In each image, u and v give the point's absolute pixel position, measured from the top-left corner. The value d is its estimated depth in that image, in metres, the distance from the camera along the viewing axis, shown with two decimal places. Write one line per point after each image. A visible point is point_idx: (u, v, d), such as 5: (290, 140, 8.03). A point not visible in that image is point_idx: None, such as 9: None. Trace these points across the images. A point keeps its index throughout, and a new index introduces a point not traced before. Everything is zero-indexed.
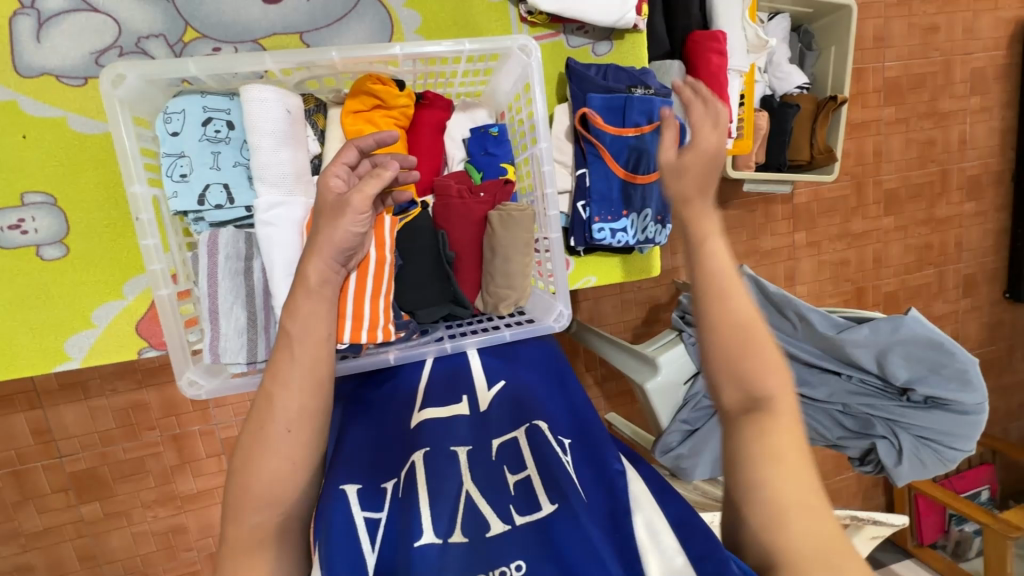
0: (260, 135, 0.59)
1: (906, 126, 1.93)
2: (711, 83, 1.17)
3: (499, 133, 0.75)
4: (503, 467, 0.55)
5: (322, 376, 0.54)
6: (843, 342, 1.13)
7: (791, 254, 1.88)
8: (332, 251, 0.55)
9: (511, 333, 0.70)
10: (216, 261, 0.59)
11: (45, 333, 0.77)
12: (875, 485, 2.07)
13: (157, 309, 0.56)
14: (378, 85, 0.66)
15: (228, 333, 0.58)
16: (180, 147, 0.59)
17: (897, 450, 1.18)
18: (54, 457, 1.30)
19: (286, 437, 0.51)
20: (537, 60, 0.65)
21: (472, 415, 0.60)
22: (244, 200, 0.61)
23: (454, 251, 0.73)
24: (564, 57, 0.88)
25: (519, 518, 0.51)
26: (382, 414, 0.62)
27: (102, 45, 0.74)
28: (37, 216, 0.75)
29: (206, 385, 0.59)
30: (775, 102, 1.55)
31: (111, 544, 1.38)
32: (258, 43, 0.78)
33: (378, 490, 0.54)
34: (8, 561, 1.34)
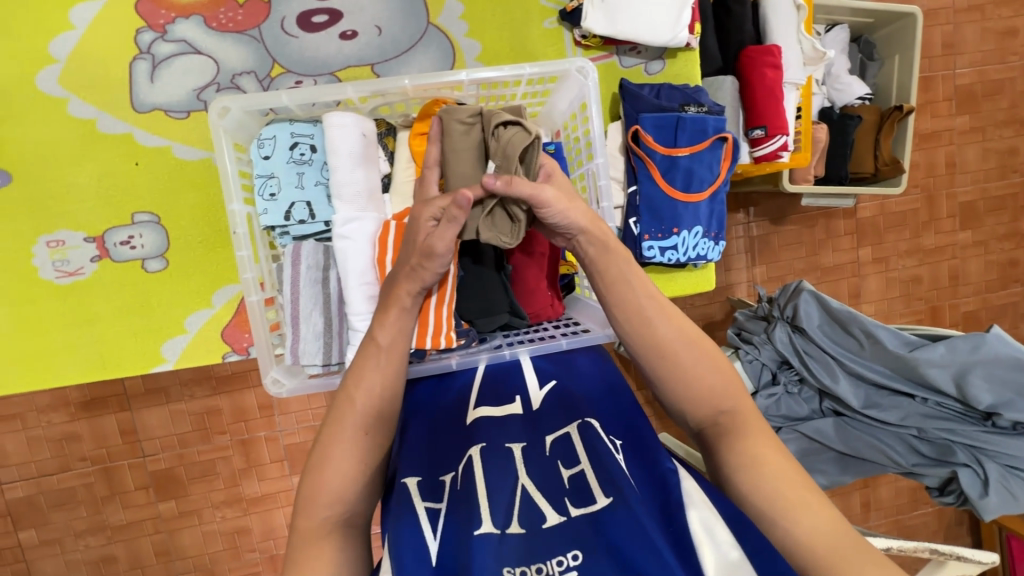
0: (338, 157, 0.65)
1: (983, 134, 1.81)
2: (766, 97, 1.17)
3: (556, 151, 0.77)
4: (558, 462, 0.56)
5: (395, 388, 0.60)
6: (916, 360, 1.08)
7: (855, 271, 1.80)
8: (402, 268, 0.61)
9: (567, 341, 0.73)
10: (299, 271, 0.65)
11: (146, 338, 0.86)
12: (959, 522, 1.91)
13: (248, 313, 0.62)
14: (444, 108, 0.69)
15: (307, 337, 0.64)
16: (269, 169, 0.65)
17: (982, 480, 1.07)
18: (139, 456, 1.43)
19: (360, 439, 0.57)
20: (594, 82, 0.69)
21: (525, 414, 0.62)
22: (324, 216, 0.67)
23: (511, 263, 0.78)
24: (617, 77, 0.91)
25: (574, 509, 0.52)
26: (439, 410, 0.66)
27: (203, 82, 0.84)
28: (144, 232, 0.84)
29: (287, 383, 0.63)
30: (834, 113, 1.51)
31: (183, 541, 1.48)
32: (335, 76, 0.86)
33: (436, 484, 0.58)
34: (95, 552, 1.46)
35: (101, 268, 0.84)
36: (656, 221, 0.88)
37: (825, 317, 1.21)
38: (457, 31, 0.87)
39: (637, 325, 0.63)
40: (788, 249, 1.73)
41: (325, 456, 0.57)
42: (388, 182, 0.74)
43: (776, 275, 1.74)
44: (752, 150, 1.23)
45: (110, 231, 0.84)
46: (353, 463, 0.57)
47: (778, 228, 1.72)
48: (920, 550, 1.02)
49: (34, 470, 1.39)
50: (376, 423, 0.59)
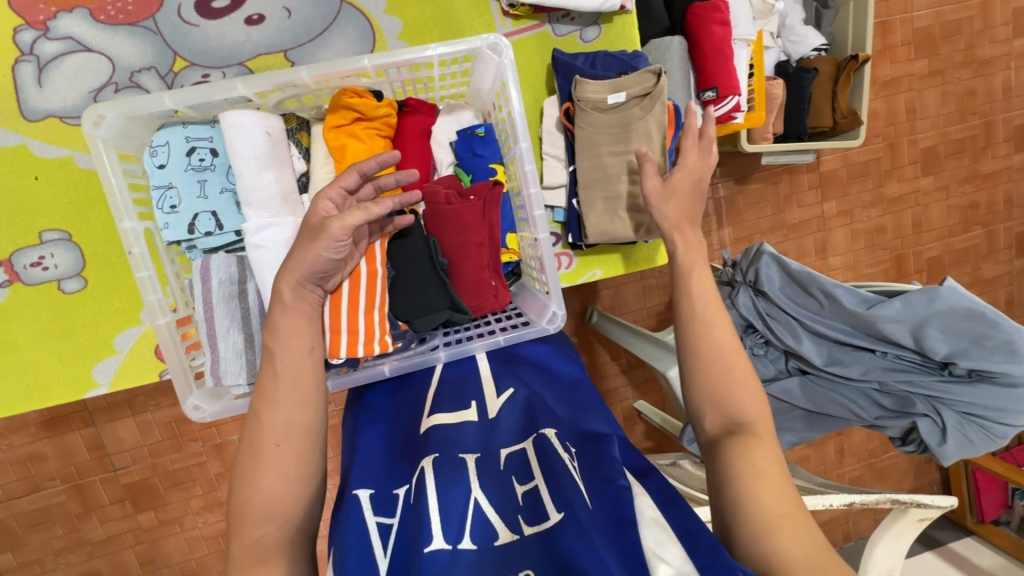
0: (241, 160, 0.60)
1: (942, 78, 1.79)
2: (715, 55, 1.13)
3: (486, 133, 0.74)
4: (512, 476, 0.56)
5: (308, 391, 0.58)
6: (873, 318, 1.08)
7: (821, 225, 1.80)
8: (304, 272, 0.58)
9: (505, 337, 0.72)
10: (210, 286, 0.60)
11: (74, 361, 0.81)
12: (929, 460, 1.98)
13: (157, 338, 0.57)
14: (355, 98, 0.65)
15: (227, 355, 0.59)
16: (166, 179, 0.59)
17: (940, 428, 1.10)
18: (110, 470, 1.39)
19: (276, 452, 0.55)
20: (510, 60, 0.62)
21: (482, 422, 0.61)
22: (233, 225, 0.62)
23: (447, 257, 0.73)
24: (551, 47, 0.85)
25: (528, 528, 0.51)
26: (393, 423, 0.65)
27: (98, 83, 0.77)
28: (57, 251, 0.78)
29: (209, 408, 0.59)
30: (790, 67, 1.47)
31: (167, 549, 1.47)
32: (245, 65, 0.80)
33: (389, 498, 0.56)
34: (78, 568, 1.43)
35: (14, 293, 0.79)
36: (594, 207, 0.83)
37: (786, 279, 1.21)
38: (374, 8, 0.81)
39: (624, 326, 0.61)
40: (754, 209, 1.72)
41: (251, 471, 0.55)
42: (304, 181, 0.69)
43: (743, 235, 1.73)
44: (705, 112, 1.18)
45: (17, 253, 0.78)
46: (276, 473, 0.55)
47: (742, 187, 1.70)
48: (882, 502, 1.05)
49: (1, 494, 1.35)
50: (290, 434, 0.56)
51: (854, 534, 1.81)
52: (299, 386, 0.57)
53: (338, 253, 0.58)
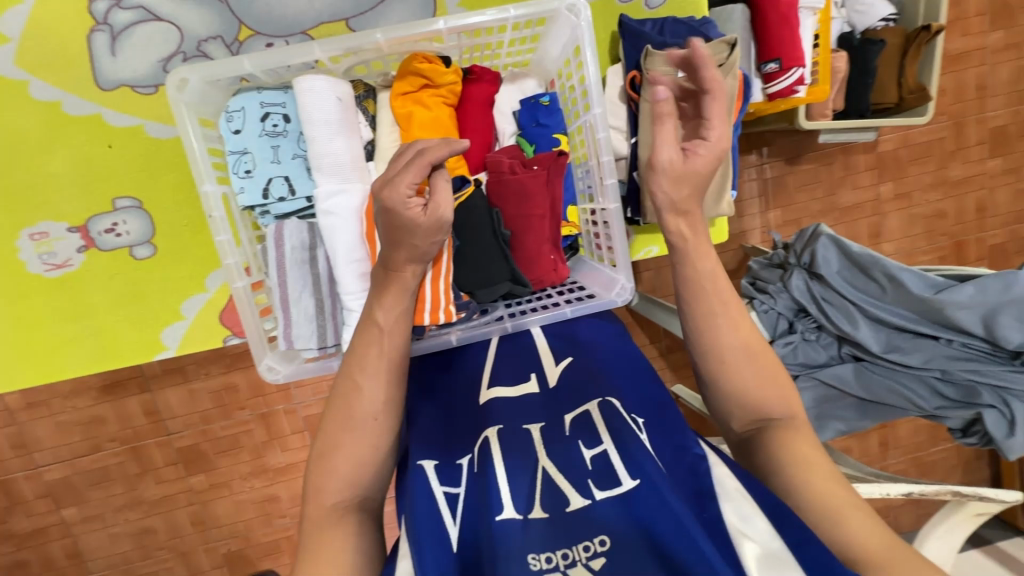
0: (314, 126, 0.60)
1: (1018, 51, 1.67)
2: (780, 25, 1.08)
3: (551, 102, 0.71)
4: (579, 442, 0.55)
5: (402, 364, 0.59)
6: (942, 303, 1.03)
7: (876, 209, 1.71)
8: None
9: (571, 309, 0.69)
10: (282, 252, 0.61)
11: (144, 326, 0.85)
12: (979, 456, 1.90)
13: (235, 301, 0.58)
14: (425, 64, 0.65)
15: (299, 319, 0.61)
16: (242, 144, 0.60)
17: (1008, 420, 1.05)
18: (165, 434, 1.46)
19: (372, 425, 0.56)
20: (587, 21, 0.60)
21: (542, 393, 0.61)
22: (305, 191, 0.62)
23: (510, 228, 0.72)
24: (615, 14, 0.82)
25: (598, 492, 0.50)
26: (452, 396, 0.63)
27: (167, 52, 0.78)
28: (128, 218, 0.81)
29: (283, 370, 0.61)
30: (855, 39, 1.39)
31: (217, 510, 1.54)
32: (307, 34, 0.80)
33: (454, 467, 0.56)
34: (135, 524, 1.52)
35: (89, 258, 0.81)
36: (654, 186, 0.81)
37: (844, 262, 1.16)
38: None
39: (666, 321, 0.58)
40: (804, 190, 1.65)
41: (335, 441, 0.56)
42: (371, 148, 0.69)
43: (792, 218, 1.66)
44: (765, 86, 1.14)
45: (93, 219, 0.80)
46: (356, 442, 0.56)
47: (794, 168, 1.63)
48: (942, 494, 1.01)
49: (66, 453, 1.43)
50: (387, 409, 0.57)
51: (895, 528, 1.76)
52: (395, 362, 0.58)
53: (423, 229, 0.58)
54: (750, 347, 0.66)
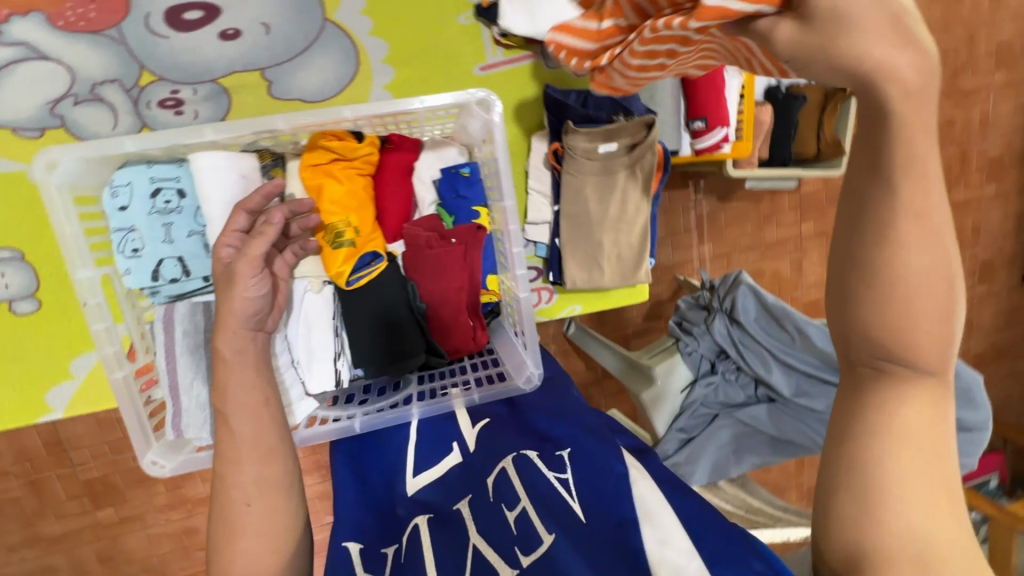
0: (213, 204, 0.57)
1: None
2: (708, 84, 1.13)
3: (471, 174, 0.72)
4: (501, 505, 0.53)
5: (274, 444, 0.53)
6: None
7: (798, 245, 1.82)
8: (236, 322, 0.55)
9: (479, 395, 0.69)
10: (173, 336, 0.57)
11: (26, 387, 0.77)
12: None
13: (114, 392, 0.54)
14: (334, 140, 0.64)
15: (190, 408, 0.56)
16: (128, 221, 0.56)
17: None
18: (68, 466, 1.35)
19: (245, 511, 0.50)
20: (499, 118, 0.58)
21: (463, 461, 0.60)
22: (201, 271, 0.59)
23: (426, 301, 0.72)
24: (542, 79, 0.83)
25: (524, 558, 0.46)
26: (370, 473, 0.63)
27: (56, 94, 0.71)
28: (8, 271, 0.74)
29: (169, 463, 0.56)
30: (780, 93, 1.48)
31: (128, 545, 1.44)
32: (217, 83, 0.75)
33: (379, 555, 0.52)
34: (33, 563, 1.39)
35: None
36: (571, 254, 0.84)
37: (761, 310, 1.23)
38: (359, 29, 0.77)
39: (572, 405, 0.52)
40: (734, 227, 1.73)
41: (218, 539, 0.49)
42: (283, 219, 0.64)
43: (723, 253, 1.74)
44: (693, 141, 1.19)
45: None
46: (248, 540, 0.49)
47: (725, 205, 1.71)
48: None
49: None
50: (261, 491, 0.50)
51: None
52: (262, 442, 0.52)
53: (259, 290, 0.56)
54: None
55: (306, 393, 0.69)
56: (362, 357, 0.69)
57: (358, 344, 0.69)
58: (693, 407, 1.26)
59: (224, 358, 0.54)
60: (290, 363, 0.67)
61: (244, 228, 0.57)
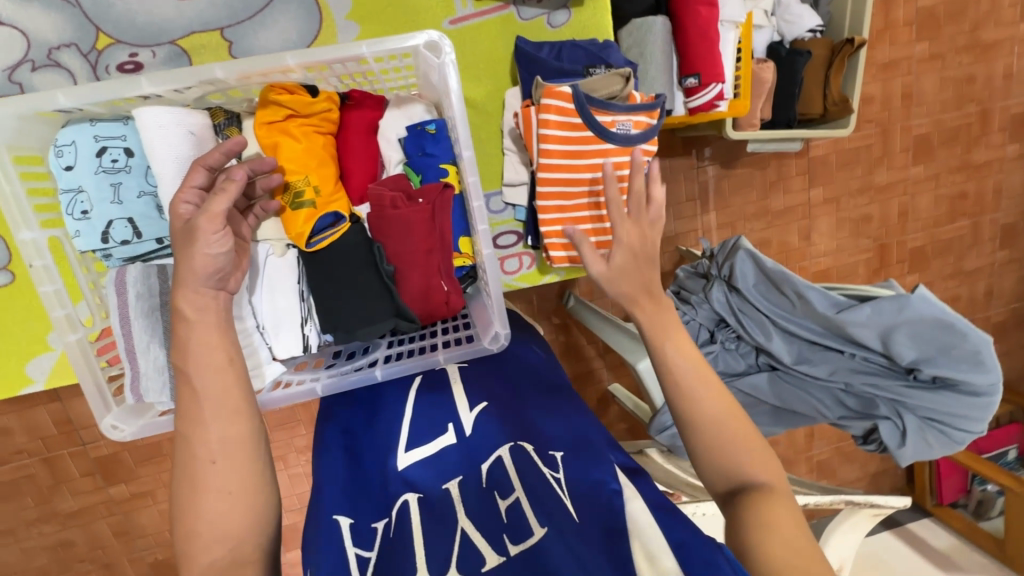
0: (162, 162, 0.55)
1: (942, 62, 1.73)
2: (701, 38, 1.07)
3: (437, 130, 0.69)
4: (495, 493, 0.58)
5: (239, 404, 0.54)
6: (842, 322, 1.06)
7: (806, 212, 1.76)
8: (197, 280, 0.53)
9: (446, 355, 0.67)
10: (125, 300, 0.55)
11: (7, 359, 0.78)
12: None
13: (67, 356, 0.53)
14: (284, 94, 0.61)
15: (148, 372, 0.56)
16: (75, 181, 0.54)
17: (900, 431, 1.11)
18: (78, 445, 1.38)
19: (212, 468, 0.51)
20: (450, 64, 0.55)
21: (459, 442, 0.65)
22: (154, 233, 0.58)
23: (394, 264, 0.69)
24: (514, 34, 0.79)
25: (512, 547, 0.51)
26: (364, 454, 0.69)
27: (13, 60, 0.70)
28: None
29: (129, 427, 0.56)
30: (783, 50, 1.41)
31: (141, 520, 1.47)
32: (176, 44, 0.73)
33: (370, 531, 0.58)
34: (51, 537, 1.44)
35: None
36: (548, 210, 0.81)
37: (760, 276, 1.19)
38: None
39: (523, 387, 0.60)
40: (738, 195, 1.67)
41: (184, 489, 0.51)
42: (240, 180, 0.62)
43: (726, 222, 1.69)
44: (686, 100, 1.13)
45: None
46: (215, 493, 0.51)
47: (727, 172, 1.65)
48: (837, 503, 1.07)
49: None
50: (227, 449, 0.52)
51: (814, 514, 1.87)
52: (227, 400, 0.53)
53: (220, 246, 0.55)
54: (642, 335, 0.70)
55: (272, 359, 0.67)
56: (330, 320, 0.68)
57: (325, 306, 0.68)
58: None
59: (186, 315, 0.54)
60: (255, 328, 0.65)
61: (204, 185, 0.56)
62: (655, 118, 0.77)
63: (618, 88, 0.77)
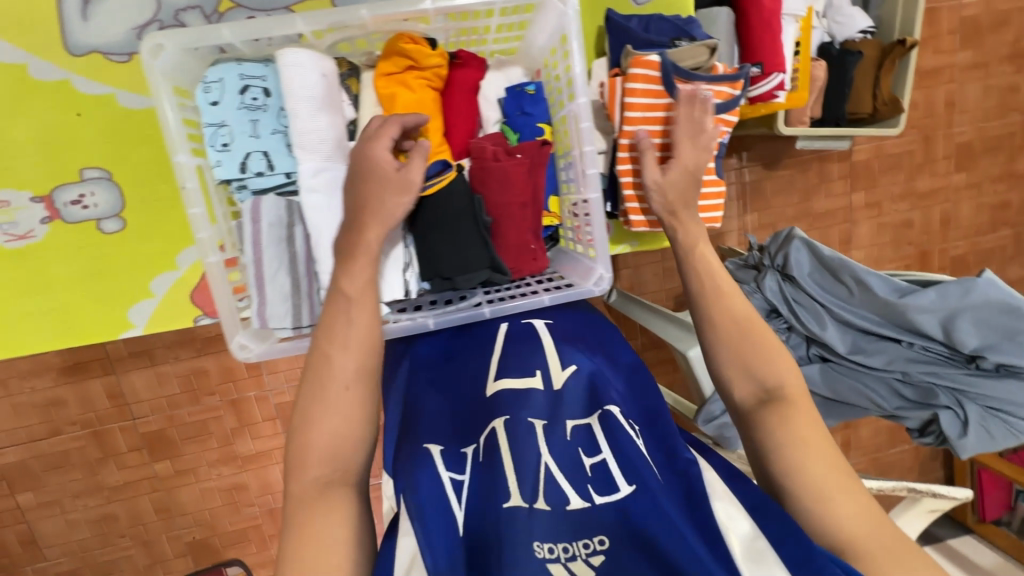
0: (296, 101, 0.60)
1: (985, 71, 1.74)
2: (763, 30, 1.10)
3: (536, 91, 0.72)
4: (581, 448, 0.57)
5: (376, 338, 0.59)
6: (906, 307, 1.04)
7: (848, 216, 1.76)
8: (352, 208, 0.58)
9: (550, 298, 0.72)
10: (259, 228, 0.61)
11: (110, 303, 0.82)
12: (933, 458, 1.95)
13: (207, 275, 0.58)
14: (410, 45, 0.65)
15: (274, 297, 0.61)
16: (220, 116, 0.60)
17: (962, 421, 1.05)
18: (128, 419, 1.32)
19: (344, 395, 0.56)
20: (573, 11, 0.62)
21: (546, 391, 0.62)
22: (284, 166, 0.62)
23: (491, 215, 0.72)
24: (600, 10, 0.83)
25: (598, 497, 0.53)
26: (453, 386, 0.66)
27: (143, 20, 0.75)
28: (97, 190, 0.78)
29: (255, 349, 0.61)
30: (834, 49, 1.42)
31: (181, 498, 1.40)
32: (288, 9, 0.77)
33: (458, 455, 0.59)
34: (95, 511, 1.37)
35: (54, 230, 0.78)
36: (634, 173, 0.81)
37: (815, 264, 1.17)
38: None
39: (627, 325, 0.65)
40: (780, 195, 1.68)
41: (309, 408, 0.55)
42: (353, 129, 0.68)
43: (768, 222, 1.69)
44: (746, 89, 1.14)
45: (58, 190, 0.77)
46: (339, 419, 0.55)
47: (770, 173, 1.66)
48: (898, 490, 1.04)
49: (23, 436, 1.29)
50: (358, 379, 0.57)
51: None
52: (369, 337, 0.58)
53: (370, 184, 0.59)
54: (720, 297, 0.69)
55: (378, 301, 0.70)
56: (431, 267, 0.71)
57: (427, 251, 0.71)
58: None
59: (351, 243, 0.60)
60: None
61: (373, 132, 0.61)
62: (738, 89, 0.80)
63: (703, 59, 0.80)
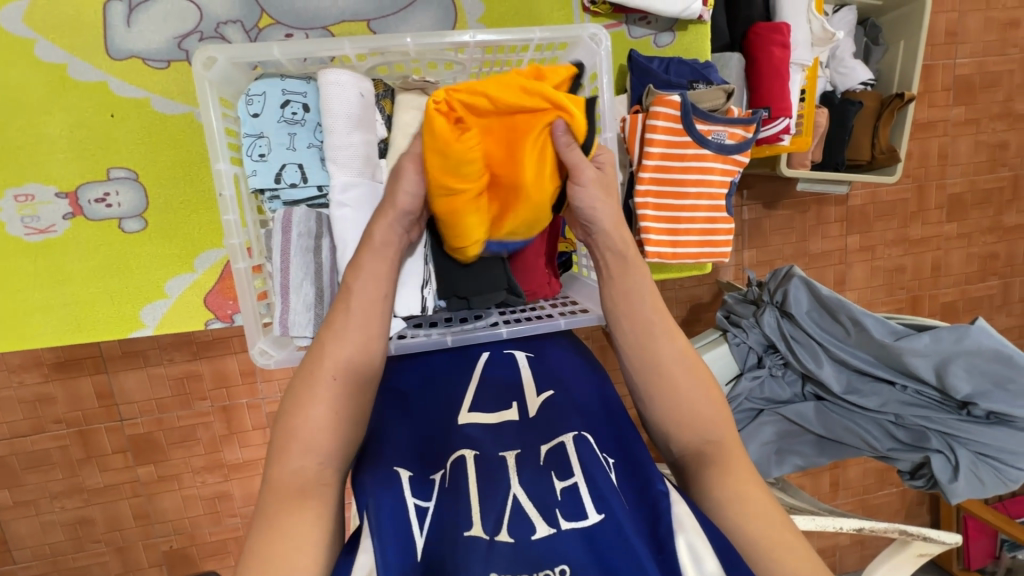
0: (334, 118, 0.64)
1: (977, 127, 1.82)
2: (772, 76, 1.15)
3: None
4: (552, 472, 0.57)
5: (377, 332, 0.61)
6: (900, 350, 1.05)
7: (842, 258, 1.80)
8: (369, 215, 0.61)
9: (566, 320, 0.75)
10: (289, 238, 0.64)
11: (123, 302, 0.83)
12: (920, 502, 1.96)
13: (235, 279, 0.62)
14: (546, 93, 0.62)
15: (297, 307, 0.63)
16: (259, 128, 0.64)
17: (953, 465, 1.07)
18: (116, 419, 1.29)
19: (331, 385, 0.58)
20: (607, 50, 0.68)
21: (521, 421, 0.64)
22: (317, 179, 0.66)
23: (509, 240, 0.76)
24: (626, 48, 0.88)
25: (565, 523, 0.52)
26: (432, 402, 0.67)
27: (184, 30, 0.77)
28: (121, 189, 0.80)
29: (274, 354, 0.63)
30: (836, 98, 1.48)
31: (163, 505, 1.37)
32: (327, 30, 0.81)
33: (427, 482, 0.58)
34: (72, 514, 1.33)
35: (75, 226, 0.79)
36: (649, 207, 0.84)
37: (814, 304, 1.16)
38: None
39: (647, 345, 0.65)
40: (779, 234, 1.72)
41: (302, 402, 0.57)
42: (384, 146, 0.71)
43: (766, 259, 1.72)
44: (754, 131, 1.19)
45: (83, 187, 0.79)
46: (333, 412, 0.57)
47: (770, 212, 1.70)
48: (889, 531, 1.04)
49: (5, 431, 1.26)
50: (344, 371, 0.58)
51: (839, 568, 1.81)
52: (366, 332, 0.60)
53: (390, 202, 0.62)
54: None
55: (394, 315, 0.73)
56: (447, 286, 0.75)
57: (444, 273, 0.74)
58: (741, 400, 1.20)
59: (368, 242, 0.62)
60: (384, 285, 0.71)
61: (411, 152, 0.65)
62: (751, 131, 0.84)
63: (720, 103, 0.84)
